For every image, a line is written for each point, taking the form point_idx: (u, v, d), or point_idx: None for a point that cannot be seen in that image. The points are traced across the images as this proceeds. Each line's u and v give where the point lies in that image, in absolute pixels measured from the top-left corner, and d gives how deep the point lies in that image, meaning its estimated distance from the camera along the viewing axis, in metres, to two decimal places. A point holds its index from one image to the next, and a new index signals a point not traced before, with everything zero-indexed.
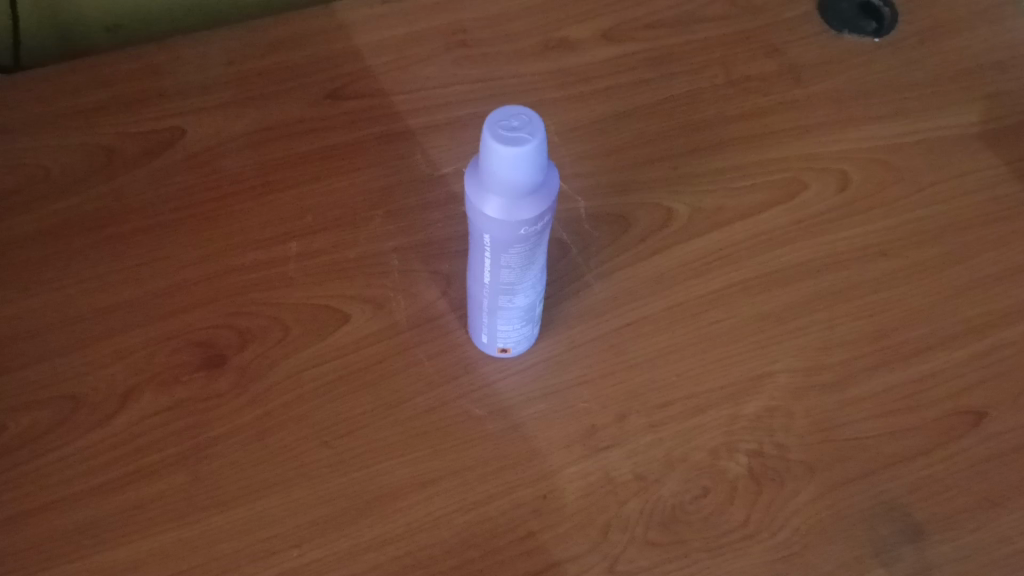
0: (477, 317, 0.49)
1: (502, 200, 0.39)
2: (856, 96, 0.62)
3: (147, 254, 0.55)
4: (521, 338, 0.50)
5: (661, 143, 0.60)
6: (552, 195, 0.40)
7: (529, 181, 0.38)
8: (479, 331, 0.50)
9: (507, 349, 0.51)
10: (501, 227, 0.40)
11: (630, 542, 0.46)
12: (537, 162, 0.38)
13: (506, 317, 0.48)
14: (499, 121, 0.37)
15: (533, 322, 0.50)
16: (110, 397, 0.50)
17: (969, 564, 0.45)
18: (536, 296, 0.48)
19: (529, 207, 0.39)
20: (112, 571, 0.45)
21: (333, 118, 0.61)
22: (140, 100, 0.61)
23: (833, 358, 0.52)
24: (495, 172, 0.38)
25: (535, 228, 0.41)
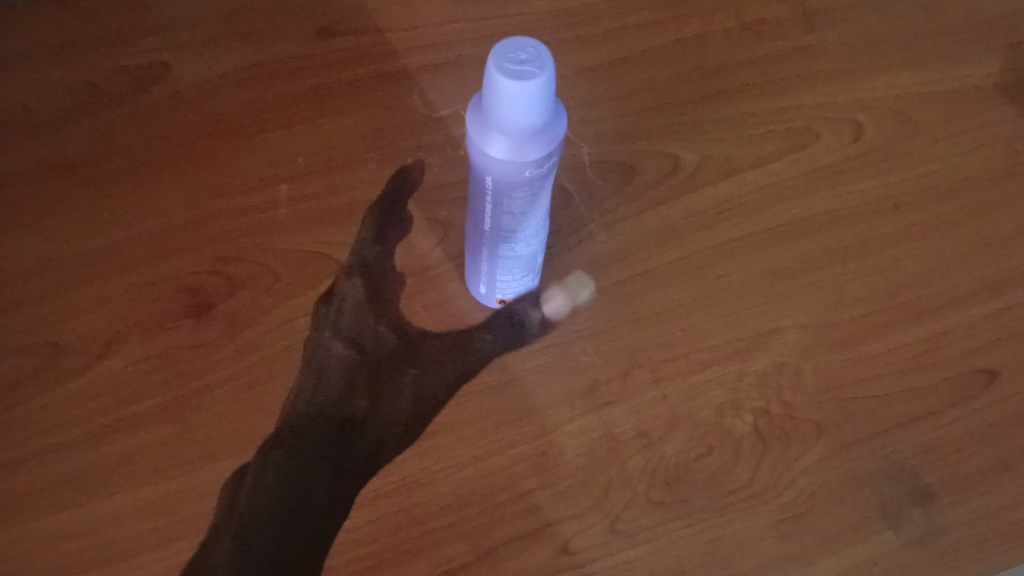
0: (476, 265, 0.47)
1: (507, 140, 0.37)
2: (876, 43, 0.60)
3: (131, 195, 0.52)
4: (521, 288, 0.49)
5: (670, 89, 0.57)
6: (559, 134, 0.38)
7: (537, 119, 0.36)
8: (478, 282, 0.49)
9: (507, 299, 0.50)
10: (505, 170, 0.38)
11: (632, 500, 0.45)
12: (545, 98, 0.35)
13: (507, 266, 0.46)
14: (505, 53, 0.34)
15: (535, 272, 0.48)
16: (93, 345, 0.48)
17: (977, 527, 0.45)
18: (540, 243, 0.46)
19: (536, 147, 0.37)
20: (97, 523, 0.43)
21: (326, 55, 0.58)
22: (122, 32, 0.58)
23: (844, 316, 0.50)
24: (500, 110, 0.35)
25: (542, 171, 0.39)
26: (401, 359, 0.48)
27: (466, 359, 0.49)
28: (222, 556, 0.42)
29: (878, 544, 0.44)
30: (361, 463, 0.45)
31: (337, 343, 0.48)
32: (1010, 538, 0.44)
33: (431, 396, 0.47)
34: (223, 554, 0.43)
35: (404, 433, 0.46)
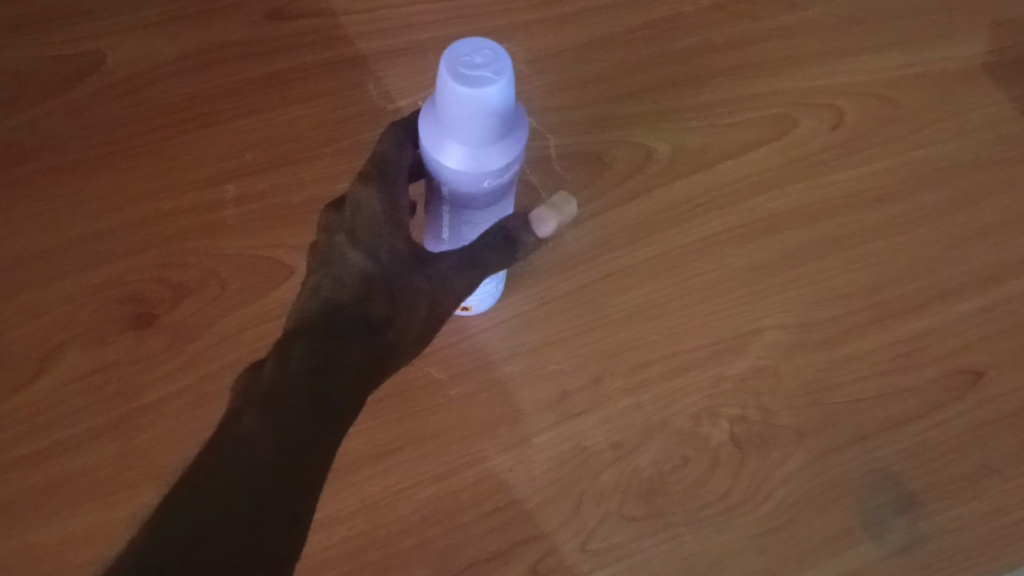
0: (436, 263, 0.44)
1: (462, 150, 0.34)
2: (859, 22, 0.57)
3: (64, 197, 0.48)
4: (485, 295, 0.46)
5: (642, 73, 0.54)
6: (520, 141, 0.35)
7: (494, 130, 0.33)
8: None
9: (470, 307, 0.46)
10: (462, 179, 0.35)
11: (604, 516, 0.43)
12: (503, 108, 0.32)
13: None
14: (459, 56, 0.31)
15: (498, 277, 0.45)
16: (27, 361, 0.45)
17: (963, 536, 0.43)
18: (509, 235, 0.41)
19: (494, 157, 0.34)
20: (34, 554, 0.40)
21: (275, 40, 0.54)
22: (52, 16, 0.53)
23: (824, 315, 0.48)
24: (453, 118, 0.32)
25: (501, 180, 0.36)
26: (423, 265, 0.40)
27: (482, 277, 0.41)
28: (252, 424, 0.32)
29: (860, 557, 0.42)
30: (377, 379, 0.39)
31: (355, 253, 0.38)
32: (997, 548, 0.43)
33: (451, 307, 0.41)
34: (252, 431, 0.32)
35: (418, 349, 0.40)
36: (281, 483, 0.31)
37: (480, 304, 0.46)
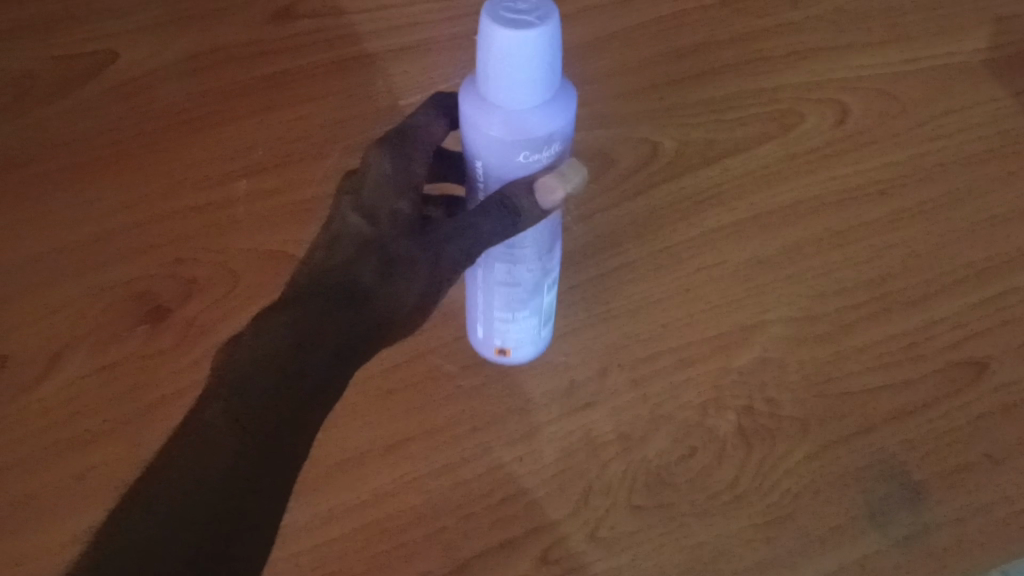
0: (472, 294, 0.43)
1: (506, 110, 0.34)
2: (853, 24, 0.58)
3: (75, 195, 0.49)
4: (523, 336, 0.45)
5: (645, 72, 0.55)
6: (561, 112, 0.35)
7: (535, 83, 0.33)
8: (479, 327, 0.45)
9: (509, 350, 0.46)
10: (502, 147, 0.35)
11: (613, 507, 0.43)
12: (547, 54, 0.32)
13: (504, 307, 0.43)
14: (502, 5, 0.32)
15: (542, 316, 0.45)
16: (38, 357, 0.45)
17: (970, 523, 0.43)
18: (545, 247, 0.41)
19: (533, 118, 0.34)
20: (36, 554, 0.39)
21: (290, 47, 0.55)
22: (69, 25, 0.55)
23: (828, 308, 0.48)
24: (497, 71, 0.33)
25: (539, 156, 0.36)
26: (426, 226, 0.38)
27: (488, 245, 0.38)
28: (251, 446, 0.31)
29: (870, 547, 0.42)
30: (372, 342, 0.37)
31: (352, 212, 0.38)
32: (1013, 536, 0.42)
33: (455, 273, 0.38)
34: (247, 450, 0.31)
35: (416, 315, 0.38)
36: (276, 488, 0.32)
37: (519, 348, 0.46)
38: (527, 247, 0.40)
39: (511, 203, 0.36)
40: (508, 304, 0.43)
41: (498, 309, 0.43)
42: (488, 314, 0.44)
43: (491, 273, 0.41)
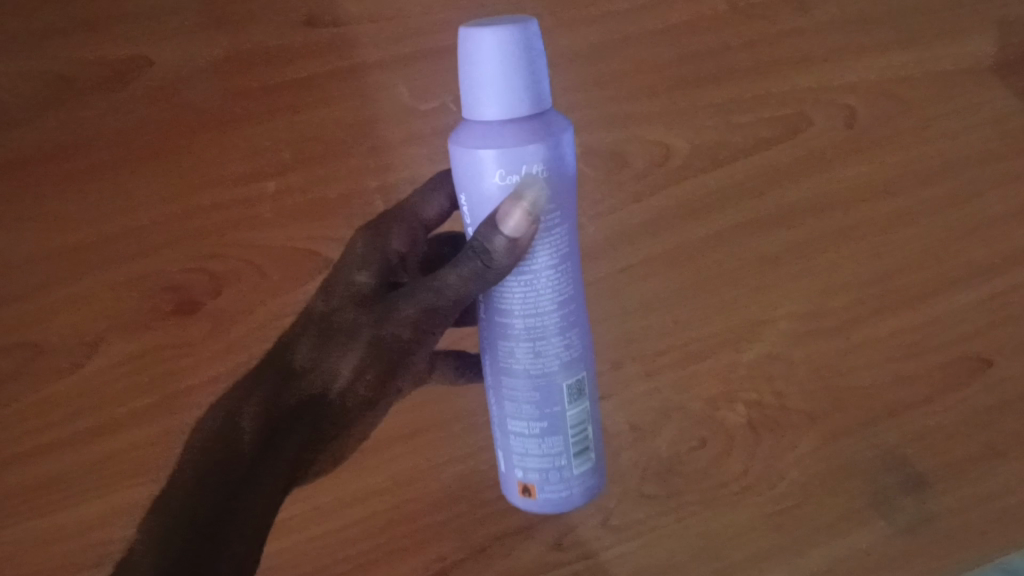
0: (492, 412, 0.39)
1: (477, 121, 0.33)
2: (887, 12, 0.51)
3: (109, 194, 0.50)
4: (544, 456, 0.37)
5: (664, 69, 0.49)
6: (544, 130, 0.32)
7: (494, 85, 0.32)
8: (502, 457, 0.39)
9: (530, 485, 0.38)
10: (475, 173, 0.33)
11: (624, 495, 0.50)
12: (513, 51, 0.31)
13: (516, 414, 0.37)
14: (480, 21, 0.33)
15: (563, 431, 0.37)
16: (76, 345, 0.49)
17: (955, 497, 0.52)
18: (555, 329, 0.35)
19: (506, 129, 0.32)
20: (123, 497, 0.50)
21: (309, 42, 0.50)
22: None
23: (836, 303, 0.52)
24: (468, 79, 0.33)
25: (519, 184, 0.32)
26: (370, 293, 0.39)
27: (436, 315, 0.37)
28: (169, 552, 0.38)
29: (842, 523, 0.51)
30: (320, 415, 0.40)
31: (313, 296, 0.42)
32: (985, 506, 0.52)
33: (391, 344, 0.38)
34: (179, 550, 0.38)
35: (357, 389, 0.39)
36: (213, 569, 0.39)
37: (539, 477, 0.38)
38: (527, 324, 0.35)
39: (477, 244, 0.34)
40: (517, 410, 0.37)
41: (509, 419, 0.37)
42: (504, 429, 0.38)
43: (497, 362, 0.36)
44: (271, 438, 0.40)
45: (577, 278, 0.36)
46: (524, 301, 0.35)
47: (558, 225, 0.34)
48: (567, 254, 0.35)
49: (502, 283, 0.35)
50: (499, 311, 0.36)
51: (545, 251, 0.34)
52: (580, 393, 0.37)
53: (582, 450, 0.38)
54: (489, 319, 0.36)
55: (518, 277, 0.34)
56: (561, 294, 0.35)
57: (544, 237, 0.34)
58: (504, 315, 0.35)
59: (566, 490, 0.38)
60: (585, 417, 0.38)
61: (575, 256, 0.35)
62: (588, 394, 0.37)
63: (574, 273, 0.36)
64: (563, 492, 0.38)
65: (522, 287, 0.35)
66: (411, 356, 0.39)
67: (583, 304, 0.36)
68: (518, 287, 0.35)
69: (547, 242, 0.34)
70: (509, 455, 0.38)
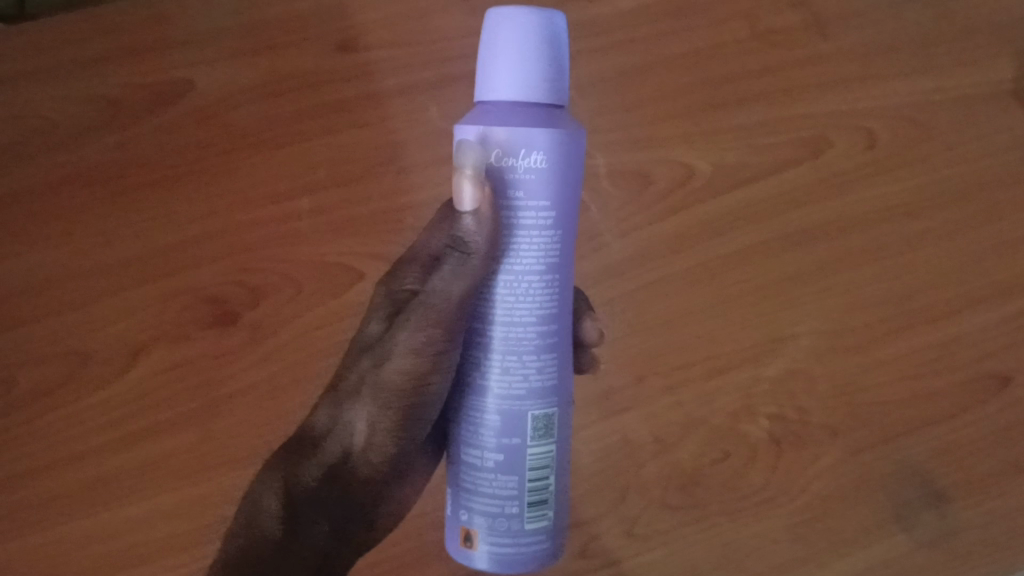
0: (449, 441, 0.36)
1: (482, 103, 0.33)
2: (904, 41, 0.53)
3: (154, 209, 0.52)
4: (498, 492, 0.34)
5: (683, 99, 0.52)
6: (553, 119, 0.32)
7: (505, 63, 0.32)
8: (451, 497, 0.36)
9: (471, 533, 0.35)
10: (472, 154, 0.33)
11: (647, 505, 0.51)
12: (537, 35, 0.32)
13: (472, 446, 0.35)
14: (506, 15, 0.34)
15: (520, 470, 0.34)
16: (121, 352, 0.52)
17: (980, 515, 0.51)
18: (529, 348, 0.34)
19: (513, 109, 0.32)
20: (162, 502, 0.52)
21: (345, 71, 0.53)
22: (99, 28, 0.53)
23: (858, 321, 0.52)
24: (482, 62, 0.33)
25: (513, 164, 0.32)
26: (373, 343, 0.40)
27: (437, 355, 0.36)
28: None
29: (865, 538, 0.51)
30: (341, 483, 0.40)
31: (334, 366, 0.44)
32: (1011, 525, 0.51)
33: (403, 392, 0.38)
34: None
35: (376, 445, 0.40)
36: None
37: (483, 523, 0.35)
38: (503, 333, 0.34)
39: (472, 235, 0.34)
40: (477, 433, 0.35)
41: (466, 444, 0.35)
42: (458, 457, 0.36)
43: (466, 374, 0.35)
44: (292, 530, 0.39)
45: (566, 301, 0.35)
46: (505, 307, 0.34)
47: (551, 226, 0.33)
48: (557, 265, 0.34)
49: (485, 282, 0.34)
50: (478, 316, 0.35)
51: (532, 252, 0.33)
52: (546, 432, 0.35)
53: (539, 503, 0.35)
54: (469, 329, 0.35)
55: (503, 277, 0.34)
56: (544, 310, 0.34)
57: (534, 235, 0.33)
58: (481, 320, 0.34)
59: (511, 547, 0.35)
60: (550, 466, 0.35)
61: (564, 273, 0.34)
62: (555, 437, 0.35)
63: (563, 293, 0.35)
64: (508, 549, 0.35)
65: (507, 292, 0.34)
66: (425, 410, 0.38)
67: (567, 333, 0.35)
68: (500, 287, 0.34)
69: (540, 242, 0.33)
70: (458, 491, 0.36)
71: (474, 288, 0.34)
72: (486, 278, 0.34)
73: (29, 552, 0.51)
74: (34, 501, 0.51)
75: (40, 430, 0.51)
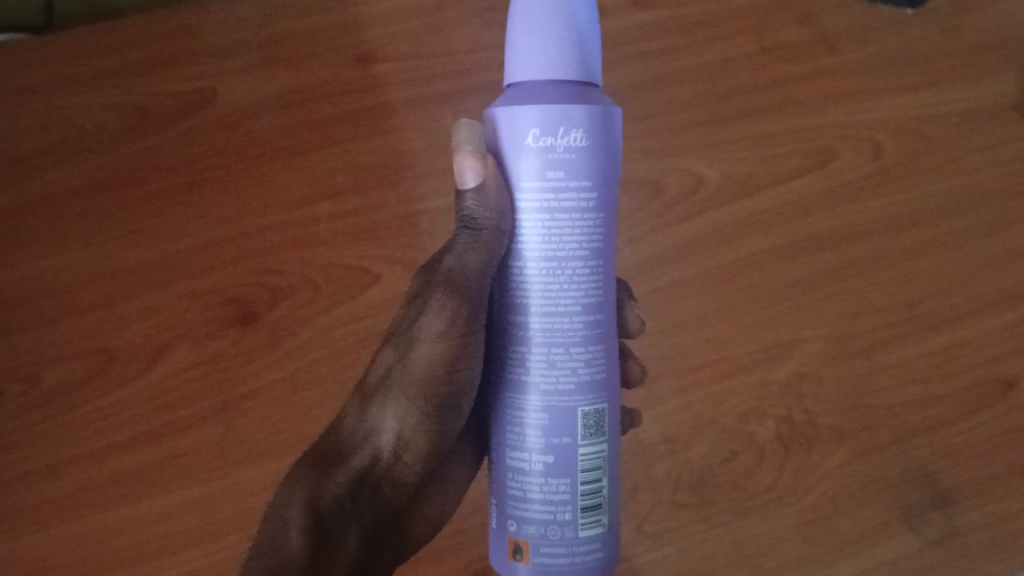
0: (493, 446, 0.36)
1: (515, 87, 0.34)
2: (909, 56, 0.55)
3: (179, 212, 0.54)
4: (550, 499, 0.34)
5: (692, 110, 0.54)
6: (588, 97, 0.33)
7: (538, 45, 0.33)
8: (496, 509, 0.36)
9: (522, 545, 0.34)
10: (508, 139, 0.33)
11: (658, 503, 0.52)
12: (568, 11, 0.33)
13: (519, 450, 0.34)
14: None
15: (571, 472, 0.34)
16: (145, 350, 0.53)
17: (986, 516, 0.52)
18: (575, 341, 0.34)
19: (548, 88, 0.33)
20: (183, 496, 0.53)
21: (364, 81, 0.55)
22: (129, 39, 0.54)
23: (864, 326, 0.53)
24: (511, 48, 0.34)
25: (553, 144, 0.32)
26: (399, 337, 0.42)
27: (462, 334, 0.38)
28: None
29: (873, 537, 0.52)
30: (370, 488, 0.41)
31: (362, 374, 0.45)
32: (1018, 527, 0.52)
33: (431, 381, 0.40)
34: None
35: (410, 437, 0.41)
36: None
37: (536, 531, 0.34)
38: (546, 324, 0.34)
39: (479, 211, 0.35)
40: (523, 434, 0.34)
41: (512, 448, 0.35)
42: (504, 463, 0.35)
43: (508, 371, 0.35)
44: (324, 546, 0.39)
45: (610, 288, 0.35)
46: (546, 296, 0.34)
47: (591, 209, 0.33)
48: (600, 250, 0.34)
49: (523, 271, 0.34)
50: (516, 308, 0.34)
51: (572, 236, 0.33)
52: (596, 431, 0.34)
53: (593, 509, 0.34)
54: (507, 319, 0.35)
55: (542, 264, 0.34)
56: (588, 299, 0.34)
57: (575, 218, 0.33)
58: (521, 312, 0.34)
59: (565, 558, 0.34)
60: (601, 468, 0.35)
61: (606, 259, 0.34)
62: (606, 436, 0.35)
63: (606, 280, 0.34)
64: (563, 559, 0.34)
65: (548, 280, 0.33)
66: (459, 396, 0.40)
67: (612, 323, 0.35)
68: (541, 276, 0.34)
69: (580, 226, 0.33)
70: (506, 501, 0.35)
71: (516, 276, 0.34)
72: (523, 266, 0.34)
73: (51, 545, 0.52)
74: (58, 495, 0.52)
75: (65, 425, 0.53)
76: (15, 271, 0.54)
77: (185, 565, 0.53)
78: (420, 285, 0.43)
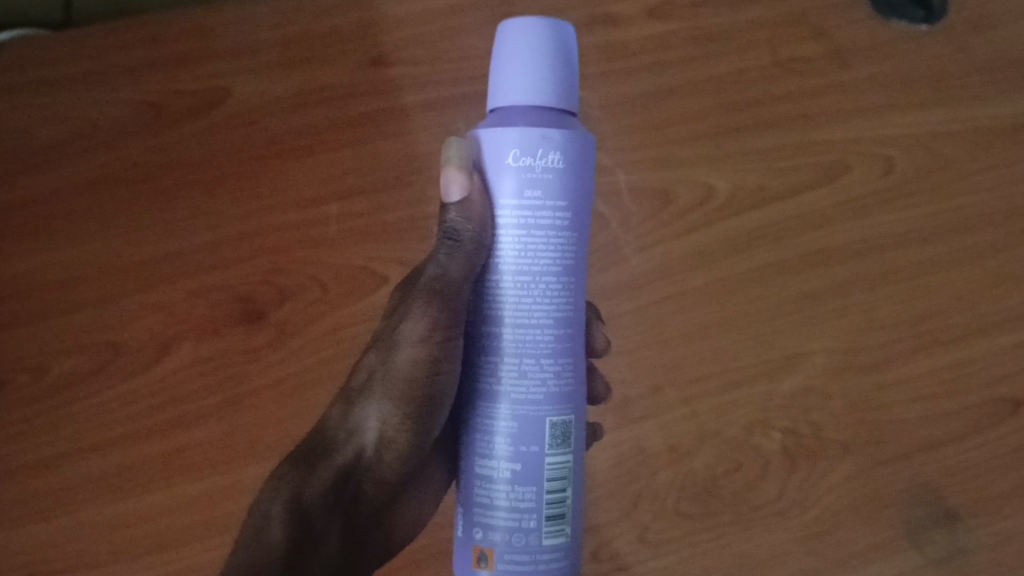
0: (460, 456, 0.35)
1: (498, 108, 0.34)
2: (921, 73, 0.55)
3: (188, 208, 0.54)
4: (515, 507, 0.33)
5: (705, 122, 0.54)
6: (567, 123, 0.33)
7: (522, 69, 0.33)
8: (462, 516, 0.34)
9: (486, 552, 0.33)
10: (489, 156, 0.33)
11: (660, 512, 0.53)
12: (553, 42, 0.33)
13: (487, 457, 0.34)
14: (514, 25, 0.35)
15: (537, 480, 0.33)
16: (149, 346, 0.53)
17: (994, 536, 0.51)
18: (547, 353, 0.33)
19: (530, 112, 0.33)
20: (183, 492, 0.53)
21: (375, 84, 0.55)
22: (142, 37, 0.55)
23: (872, 342, 0.53)
24: (494, 71, 0.34)
25: (533, 165, 0.32)
26: (384, 341, 0.41)
27: (442, 341, 0.36)
28: None
29: (877, 552, 0.52)
30: (352, 485, 0.40)
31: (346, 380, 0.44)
32: None
33: (410, 388, 0.38)
34: None
35: (389, 442, 0.40)
36: None
37: (501, 539, 0.33)
38: (518, 336, 0.33)
39: (462, 223, 0.34)
40: (491, 442, 0.33)
41: (479, 455, 0.34)
42: (471, 470, 0.34)
43: (479, 381, 0.34)
44: (304, 543, 0.39)
45: (581, 304, 0.34)
46: (520, 308, 0.33)
47: (566, 227, 0.33)
48: (572, 266, 0.33)
49: (498, 284, 0.34)
50: (490, 320, 0.34)
51: (547, 252, 0.33)
52: (563, 440, 0.34)
53: (558, 518, 0.34)
54: (480, 333, 0.34)
55: (516, 278, 0.33)
56: (560, 313, 0.33)
57: (550, 235, 0.33)
58: (494, 323, 0.34)
59: (529, 566, 0.33)
60: (567, 477, 0.34)
61: (580, 276, 0.34)
62: (572, 446, 0.34)
63: (577, 295, 0.34)
64: (526, 567, 0.33)
65: (523, 294, 0.33)
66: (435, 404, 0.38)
67: (582, 338, 0.34)
68: (515, 290, 0.33)
69: (555, 243, 0.33)
70: (471, 508, 0.34)
71: (491, 292, 0.34)
72: (497, 279, 0.34)
73: (50, 537, 0.52)
74: (59, 486, 0.53)
75: (68, 418, 0.53)
76: (24, 265, 0.54)
77: (183, 562, 0.52)
78: (403, 295, 0.42)
